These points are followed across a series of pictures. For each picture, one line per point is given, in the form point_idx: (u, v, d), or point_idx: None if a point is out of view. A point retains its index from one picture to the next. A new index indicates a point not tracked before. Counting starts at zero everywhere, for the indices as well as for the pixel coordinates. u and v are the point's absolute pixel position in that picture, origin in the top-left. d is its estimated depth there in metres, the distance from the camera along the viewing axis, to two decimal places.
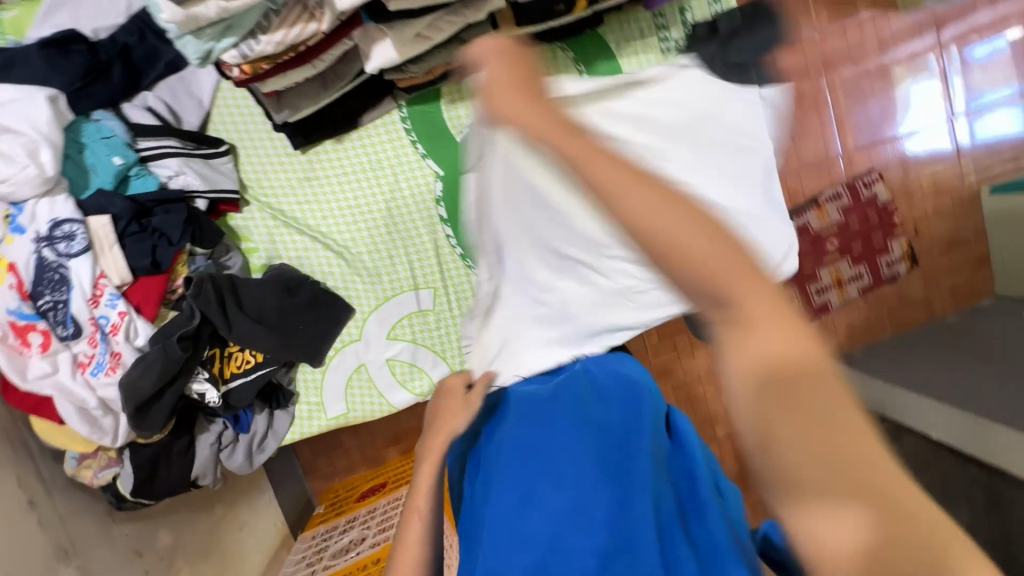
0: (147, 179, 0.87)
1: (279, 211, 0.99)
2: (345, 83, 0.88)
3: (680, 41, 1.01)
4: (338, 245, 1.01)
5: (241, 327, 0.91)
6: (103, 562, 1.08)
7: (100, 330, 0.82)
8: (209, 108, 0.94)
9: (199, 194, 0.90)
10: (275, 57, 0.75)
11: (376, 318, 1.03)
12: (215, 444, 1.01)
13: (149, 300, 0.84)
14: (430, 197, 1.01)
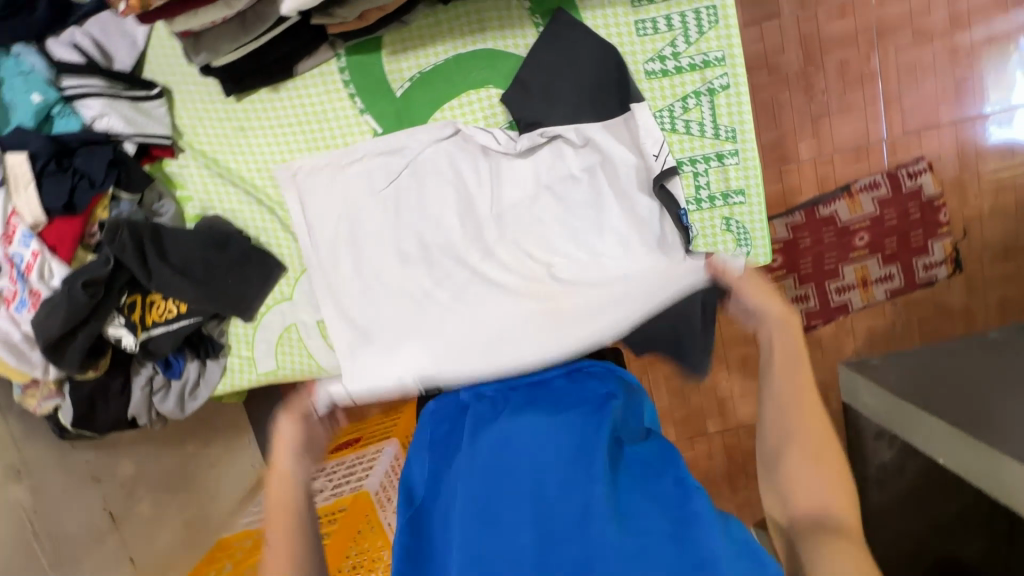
0: (70, 119, 0.86)
1: (213, 160, 0.96)
2: (265, 25, 0.82)
3: None
4: (271, 200, 0.97)
5: (162, 276, 0.90)
6: (59, 484, 1.17)
7: (17, 268, 0.83)
8: (143, 49, 0.91)
9: (125, 136, 0.88)
10: None
11: (308, 278, 1.01)
12: (146, 387, 1.03)
13: (64, 242, 0.84)
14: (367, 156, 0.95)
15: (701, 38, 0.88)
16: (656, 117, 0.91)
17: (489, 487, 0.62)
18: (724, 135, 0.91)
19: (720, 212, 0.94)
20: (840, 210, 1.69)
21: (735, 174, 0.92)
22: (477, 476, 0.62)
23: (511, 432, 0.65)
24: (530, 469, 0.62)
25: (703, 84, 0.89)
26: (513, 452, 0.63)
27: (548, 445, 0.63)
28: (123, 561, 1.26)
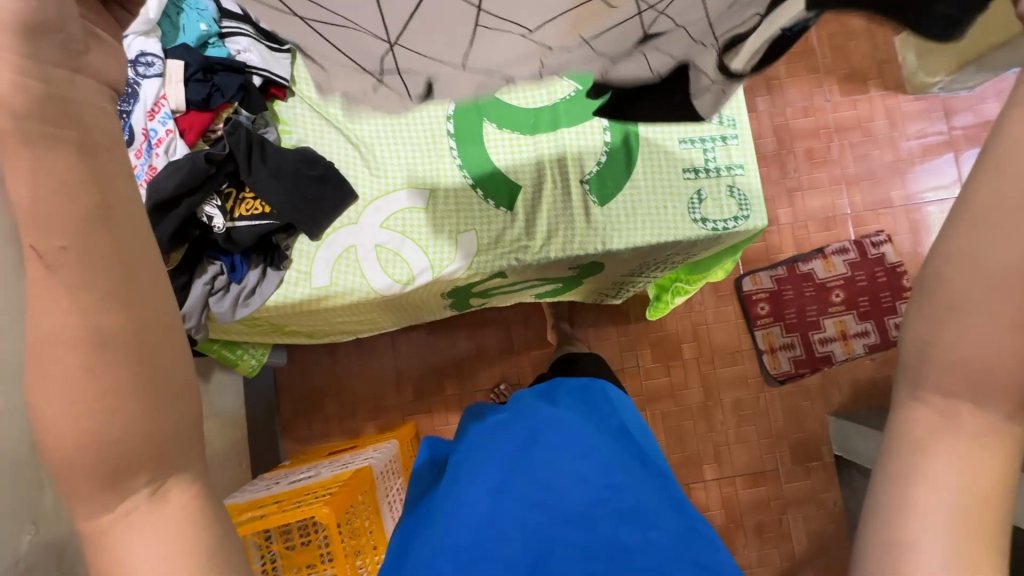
0: (219, 49, 1.09)
1: (316, 104, 1.18)
2: None
3: None
4: (357, 139, 1.17)
5: (259, 175, 1.06)
6: None
7: (148, 141, 1.01)
8: None
9: (256, 69, 1.10)
10: None
11: (374, 208, 1.16)
12: (207, 286, 1.11)
13: (192, 130, 1.02)
14: (442, 113, 1.18)
15: None
16: None
17: (527, 465, 0.82)
18: (727, 122, 1.16)
19: (725, 181, 1.15)
20: (818, 267, 2.07)
21: (736, 152, 1.15)
22: (517, 459, 0.83)
23: (548, 433, 0.88)
24: (558, 457, 0.83)
25: None
26: (550, 443, 0.85)
27: (570, 442, 0.86)
28: None
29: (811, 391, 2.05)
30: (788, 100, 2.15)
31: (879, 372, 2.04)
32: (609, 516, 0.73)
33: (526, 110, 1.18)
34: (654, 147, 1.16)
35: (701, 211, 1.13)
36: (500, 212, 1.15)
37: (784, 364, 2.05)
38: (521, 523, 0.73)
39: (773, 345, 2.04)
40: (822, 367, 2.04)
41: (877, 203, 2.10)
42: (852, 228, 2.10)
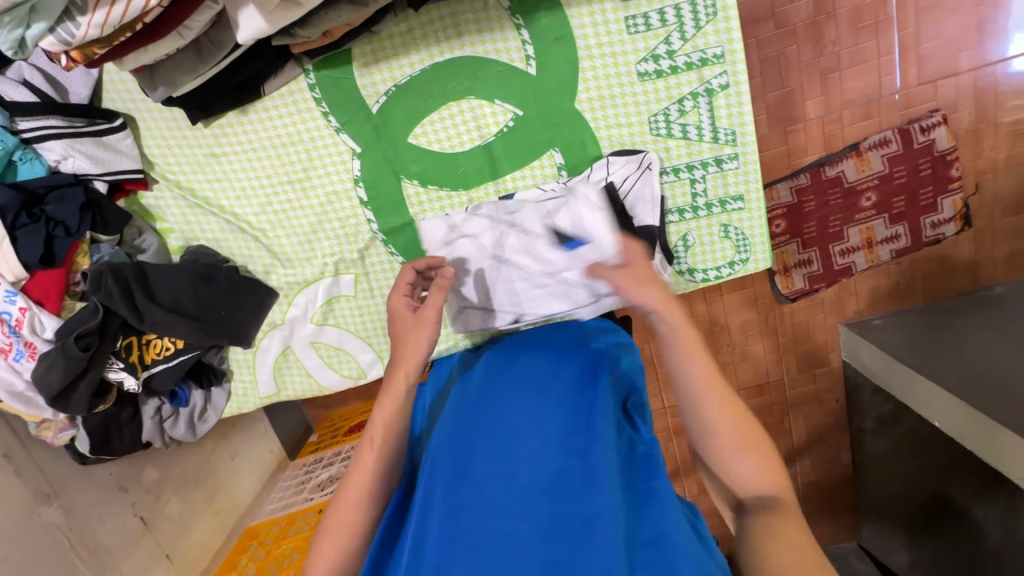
0: (35, 165, 0.82)
1: (188, 190, 0.93)
2: (223, 54, 0.75)
3: None
4: (253, 228, 0.95)
5: (153, 317, 0.89)
6: (88, 498, 1.24)
7: (7, 324, 0.83)
8: (98, 76, 0.83)
9: (95, 177, 0.86)
10: (112, 39, 0.64)
11: (299, 303, 0.99)
12: (156, 417, 1.04)
13: (50, 295, 0.83)
14: (347, 177, 0.91)
15: (699, 32, 0.81)
16: (649, 122, 0.86)
17: (470, 441, 0.68)
18: (724, 138, 0.86)
19: (719, 218, 0.90)
20: (848, 169, 1.45)
21: (735, 179, 0.88)
22: (477, 430, 0.69)
23: (497, 400, 0.73)
24: (516, 420, 0.69)
25: (701, 84, 0.83)
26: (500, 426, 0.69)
27: (536, 403, 0.71)
28: (160, 558, 1.36)
29: (825, 305, 1.59)
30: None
31: (904, 277, 1.55)
32: (556, 495, 0.59)
33: (454, 157, 0.90)
34: (619, 147, 0.88)
35: (687, 264, 0.93)
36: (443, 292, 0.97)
37: (801, 285, 1.57)
38: (468, 519, 0.60)
39: (787, 265, 1.55)
40: (840, 282, 1.56)
41: (940, 70, 1.37)
42: (900, 107, 1.41)
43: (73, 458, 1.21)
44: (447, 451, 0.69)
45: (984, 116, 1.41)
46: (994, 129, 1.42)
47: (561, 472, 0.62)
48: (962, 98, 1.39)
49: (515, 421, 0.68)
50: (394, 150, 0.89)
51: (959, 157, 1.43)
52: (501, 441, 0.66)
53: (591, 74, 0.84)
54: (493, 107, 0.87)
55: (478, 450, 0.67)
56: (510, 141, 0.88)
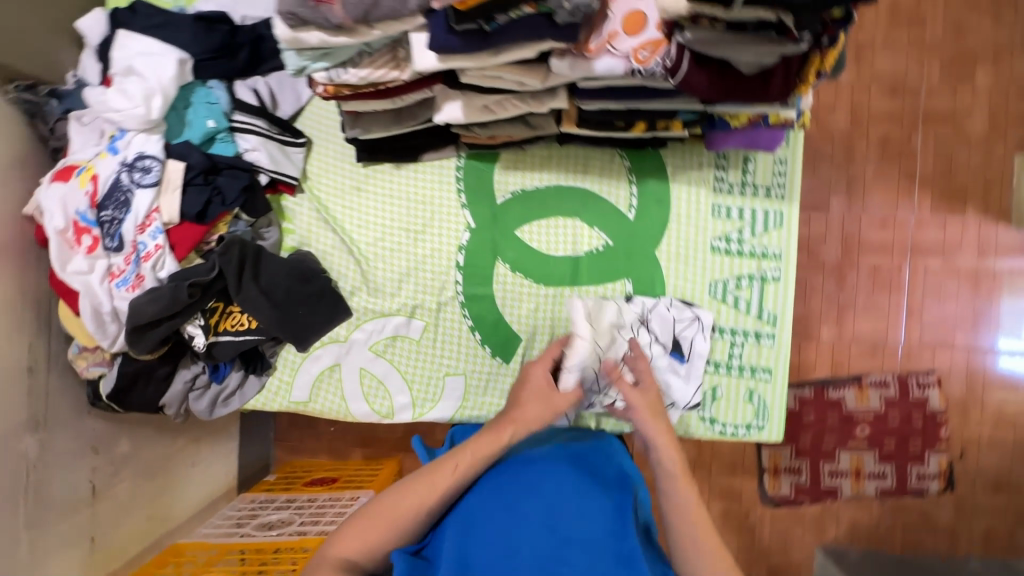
0: (227, 145, 1.00)
1: (324, 207, 1.09)
2: (416, 123, 0.96)
3: (735, 186, 1.03)
4: (359, 254, 1.10)
5: (249, 292, 1.00)
6: (62, 445, 1.21)
7: (136, 253, 0.94)
8: (303, 104, 1.07)
9: (263, 170, 1.03)
10: (357, 87, 0.86)
11: (366, 328, 1.10)
12: (188, 383, 1.09)
13: (184, 243, 0.95)
14: (455, 241, 1.08)
15: (765, 233, 1.02)
16: (710, 286, 1.04)
17: (510, 496, 0.73)
18: (766, 318, 1.02)
19: (747, 383, 1.03)
20: (848, 397, 1.59)
21: (768, 354, 1.02)
22: (519, 489, 0.74)
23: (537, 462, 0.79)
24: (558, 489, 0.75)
25: (758, 271, 1.02)
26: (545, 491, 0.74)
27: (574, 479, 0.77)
28: (83, 539, 1.26)
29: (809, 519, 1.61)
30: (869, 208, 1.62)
31: (887, 516, 1.60)
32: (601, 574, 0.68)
33: (545, 257, 1.06)
34: (681, 296, 1.04)
35: (711, 413, 1.03)
36: (493, 362, 1.07)
37: (785, 492, 1.61)
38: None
39: (778, 466, 1.60)
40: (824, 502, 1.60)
41: (938, 339, 1.60)
42: (901, 360, 1.60)
43: (73, 400, 1.22)
44: (493, 501, 0.73)
45: (971, 392, 1.59)
46: (979, 405, 1.59)
47: (603, 553, 0.70)
48: (954, 369, 1.59)
49: (556, 491, 0.74)
50: (501, 234, 1.07)
51: (947, 419, 1.59)
52: (546, 509, 0.72)
53: (674, 234, 1.04)
54: (591, 232, 1.06)
55: (519, 507, 0.72)
56: (595, 261, 1.06)
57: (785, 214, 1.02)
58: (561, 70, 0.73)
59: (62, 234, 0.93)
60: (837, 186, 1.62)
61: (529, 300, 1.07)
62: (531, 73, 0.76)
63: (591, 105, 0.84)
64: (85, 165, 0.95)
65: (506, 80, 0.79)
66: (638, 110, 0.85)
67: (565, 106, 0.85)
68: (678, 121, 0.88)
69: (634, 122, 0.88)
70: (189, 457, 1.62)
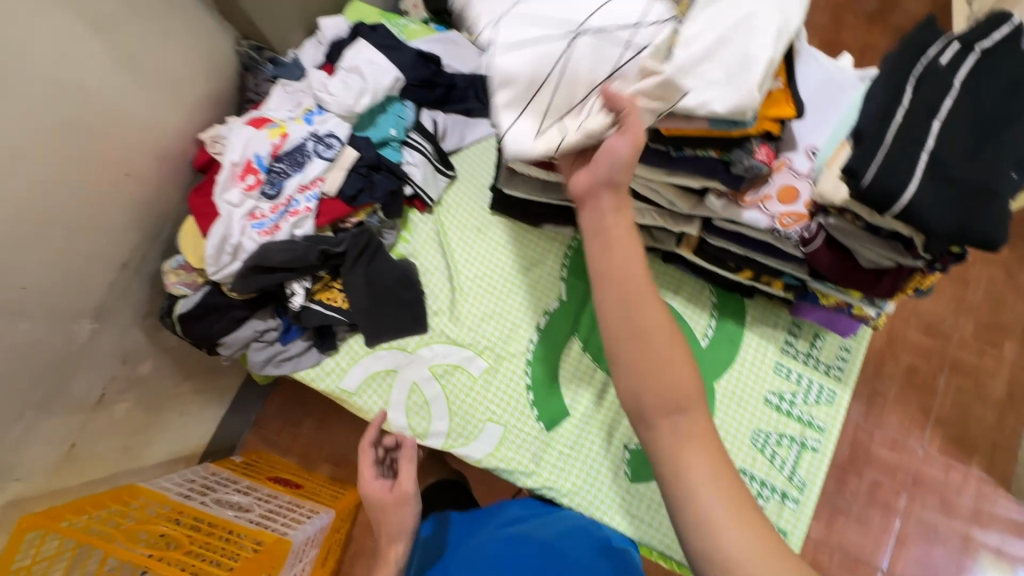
0: (395, 151, 1.14)
1: (444, 232, 1.21)
2: (557, 197, 1.11)
3: (800, 354, 1.13)
4: (456, 282, 1.19)
5: (357, 275, 1.09)
6: (102, 345, 1.22)
7: (286, 206, 1.05)
8: (462, 145, 1.24)
9: (412, 182, 1.16)
10: (535, 153, 1.00)
11: (433, 348, 1.16)
12: (257, 333, 1.14)
13: (328, 214, 1.06)
14: (543, 305, 1.18)
15: (816, 405, 1.11)
16: (754, 433, 1.10)
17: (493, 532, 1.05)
18: (796, 482, 1.08)
19: None
20: None
21: (788, 517, 1.06)
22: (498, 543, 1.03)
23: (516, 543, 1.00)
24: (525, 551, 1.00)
25: (800, 436, 1.10)
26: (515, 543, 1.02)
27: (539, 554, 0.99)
28: (66, 444, 1.22)
29: None
30: (883, 426, 1.72)
31: None
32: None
33: None
34: (725, 432, 1.11)
35: None
36: (535, 424, 1.12)
37: None
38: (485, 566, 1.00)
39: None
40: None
41: None
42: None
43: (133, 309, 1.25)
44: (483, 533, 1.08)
45: None
46: None
47: None
48: None
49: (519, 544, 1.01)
50: (585, 315, 1.17)
51: None
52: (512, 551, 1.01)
53: (735, 375, 1.13)
54: None
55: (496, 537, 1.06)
56: None
57: (838, 395, 1.11)
58: (714, 205, 0.87)
59: (234, 167, 1.04)
60: (861, 395, 1.72)
61: (589, 381, 1.14)
62: (684, 198, 0.91)
63: (716, 240, 0.97)
64: (279, 123, 1.09)
65: (661, 195, 0.93)
66: (753, 259, 0.98)
67: (693, 233, 0.99)
68: (780, 281, 1.01)
69: (743, 268, 1.01)
70: (185, 406, 1.59)
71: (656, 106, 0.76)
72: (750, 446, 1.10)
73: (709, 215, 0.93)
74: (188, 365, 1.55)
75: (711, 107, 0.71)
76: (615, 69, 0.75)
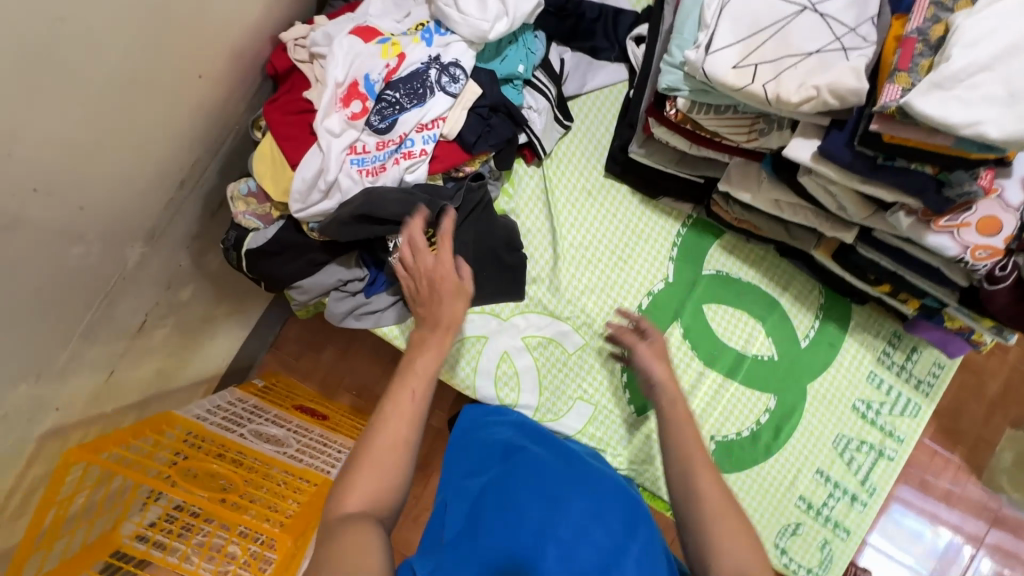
0: (516, 93, 0.98)
1: (550, 190, 1.09)
2: (692, 172, 1.01)
3: (895, 366, 1.13)
4: (559, 248, 1.09)
5: (465, 233, 0.99)
6: (152, 269, 1.07)
7: (397, 145, 0.90)
8: (583, 92, 1.08)
9: (531, 131, 1.02)
10: (696, 126, 0.89)
11: (528, 319, 1.08)
12: (339, 282, 1.02)
13: (444, 159, 0.93)
14: (648, 284, 1.10)
15: (899, 416, 1.13)
16: (836, 437, 1.12)
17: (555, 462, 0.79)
18: (867, 486, 1.12)
19: (825, 533, 1.11)
20: None
21: (854, 517, 1.11)
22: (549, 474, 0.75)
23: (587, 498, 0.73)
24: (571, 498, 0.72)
25: (878, 444, 1.12)
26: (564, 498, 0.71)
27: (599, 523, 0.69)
28: (105, 369, 1.10)
29: None
30: None
31: None
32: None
33: (716, 341, 1.11)
34: (810, 432, 1.12)
35: (786, 544, 1.09)
36: (625, 408, 1.09)
37: None
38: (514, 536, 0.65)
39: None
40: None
41: None
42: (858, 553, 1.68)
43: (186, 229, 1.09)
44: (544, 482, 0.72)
45: None
46: None
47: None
48: None
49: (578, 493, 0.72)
50: (690, 301, 1.11)
51: None
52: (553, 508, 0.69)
53: (829, 379, 1.12)
54: (763, 340, 1.12)
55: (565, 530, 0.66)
56: (756, 366, 1.11)
57: (922, 409, 1.13)
58: (897, 223, 0.80)
59: (338, 88, 0.88)
60: None
61: (684, 370, 1.11)
62: (862, 206, 0.83)
63: (868, 251, 0.91)
64: (390, 37, 0.90)
65: (835, 199, 0.84)
66: (900, 276, 0.93)
67: (846, 241, 0.92)
68: (917, 300, 0.97)
69: (883, 281, 0.96)
70: (216, 329, 1.47)
71: (897, 111, 0.66)
72: (830, 450, 1.12)
73: (880, 227, 0.85)
74: (223, 287, 1.41)
75: (981, 129, 0.62)
76: (816, 54, 0.73)
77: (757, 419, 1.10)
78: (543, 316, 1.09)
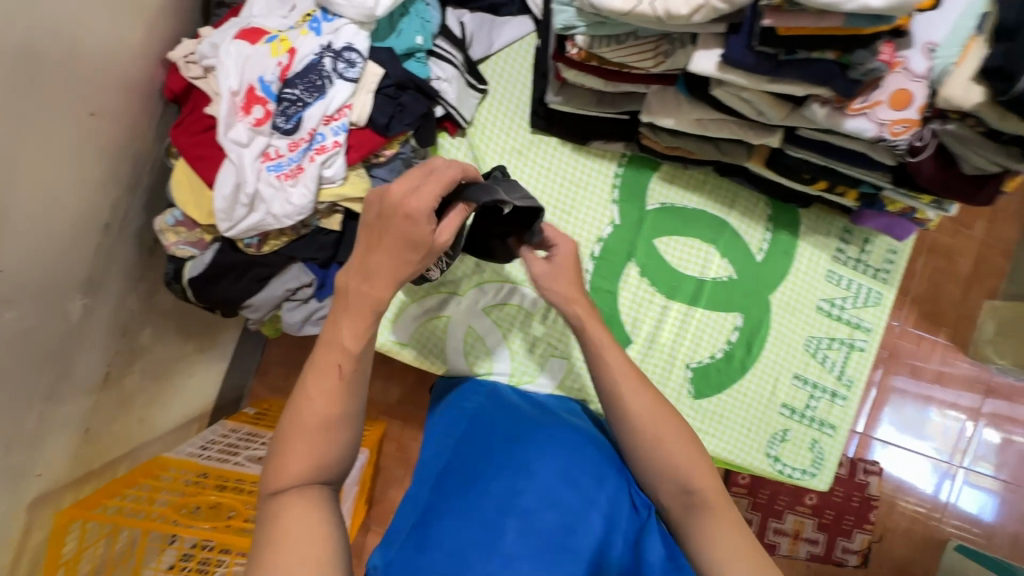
0: (421, 67, 0.96)
1: (480, 158, 1.07)
2: (613, 111, 0.99)
3: (851, 260, 1.14)
4: None
5: None
6: (101, 320, 1.05)
7: (308, 142, 0.88)
8: (491, 53, 1.06)
9: (445, 102, 0.99)
10: (602, 62, 0.87)
11: (485, 290, 1.08)
12: (288, 292, 1.01)
13: (360, 147, 0.90)
14: (596, 231, 1.10)
15: (863, 307, 1.14)
16: (807, 340, 1.14)
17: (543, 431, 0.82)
18: (844, 380, 1.14)
19: (813, 433, 1.14)
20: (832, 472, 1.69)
21: (837, 413, 1.14)
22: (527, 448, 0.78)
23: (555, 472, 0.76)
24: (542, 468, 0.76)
25: (848, 338, 1.14)
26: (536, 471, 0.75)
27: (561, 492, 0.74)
28: (81, 428, 1.09)
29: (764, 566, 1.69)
30: None
31: None
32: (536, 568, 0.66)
33: (673, 272, 1.12)
34: (781, 341, 1.13)
35: (777, 451, 1.12)
36: (598, 355, 1.10)
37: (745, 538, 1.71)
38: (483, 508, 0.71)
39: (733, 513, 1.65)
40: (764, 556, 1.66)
41: None
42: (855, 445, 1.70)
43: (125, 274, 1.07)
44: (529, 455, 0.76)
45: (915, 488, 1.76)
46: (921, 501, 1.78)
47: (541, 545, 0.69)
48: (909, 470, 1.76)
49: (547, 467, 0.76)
50: (641, 239, 1.11)
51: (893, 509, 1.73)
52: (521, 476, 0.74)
53: (789, 286, 1.14)
54: (719, 262, 1.13)
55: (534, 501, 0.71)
56: (717, 289, 1.12)
57: (884, 296, 1.15)
58: (814, 115, 0.80)
59: (235, 97, 0.85)
60: None
61: (648, 308, 1.12)
62: (778, 107, 0.82)
63: (797, 152, 0.91)
64: (277, 34, 0.88)
65: (751, 106, 0.84)
66: (832, 170, 0.93)
67: (774, 146, 0.92)
68: (855, 191, 0.97)
69: (819, 179, 0.96)
70: (190, 366, 1.46)
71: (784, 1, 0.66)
72: (804, 353, 1.14)
73: (801, 124, 0.85)
74: (183, 324, 1.39)
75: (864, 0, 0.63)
76: None
77: (727, 338, 1.12)
78: (498, 283, 1.09)
